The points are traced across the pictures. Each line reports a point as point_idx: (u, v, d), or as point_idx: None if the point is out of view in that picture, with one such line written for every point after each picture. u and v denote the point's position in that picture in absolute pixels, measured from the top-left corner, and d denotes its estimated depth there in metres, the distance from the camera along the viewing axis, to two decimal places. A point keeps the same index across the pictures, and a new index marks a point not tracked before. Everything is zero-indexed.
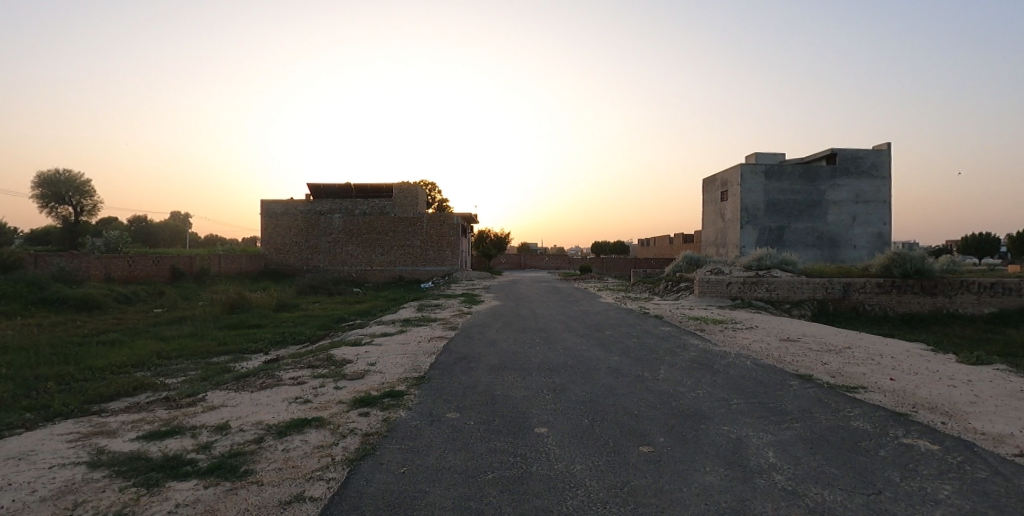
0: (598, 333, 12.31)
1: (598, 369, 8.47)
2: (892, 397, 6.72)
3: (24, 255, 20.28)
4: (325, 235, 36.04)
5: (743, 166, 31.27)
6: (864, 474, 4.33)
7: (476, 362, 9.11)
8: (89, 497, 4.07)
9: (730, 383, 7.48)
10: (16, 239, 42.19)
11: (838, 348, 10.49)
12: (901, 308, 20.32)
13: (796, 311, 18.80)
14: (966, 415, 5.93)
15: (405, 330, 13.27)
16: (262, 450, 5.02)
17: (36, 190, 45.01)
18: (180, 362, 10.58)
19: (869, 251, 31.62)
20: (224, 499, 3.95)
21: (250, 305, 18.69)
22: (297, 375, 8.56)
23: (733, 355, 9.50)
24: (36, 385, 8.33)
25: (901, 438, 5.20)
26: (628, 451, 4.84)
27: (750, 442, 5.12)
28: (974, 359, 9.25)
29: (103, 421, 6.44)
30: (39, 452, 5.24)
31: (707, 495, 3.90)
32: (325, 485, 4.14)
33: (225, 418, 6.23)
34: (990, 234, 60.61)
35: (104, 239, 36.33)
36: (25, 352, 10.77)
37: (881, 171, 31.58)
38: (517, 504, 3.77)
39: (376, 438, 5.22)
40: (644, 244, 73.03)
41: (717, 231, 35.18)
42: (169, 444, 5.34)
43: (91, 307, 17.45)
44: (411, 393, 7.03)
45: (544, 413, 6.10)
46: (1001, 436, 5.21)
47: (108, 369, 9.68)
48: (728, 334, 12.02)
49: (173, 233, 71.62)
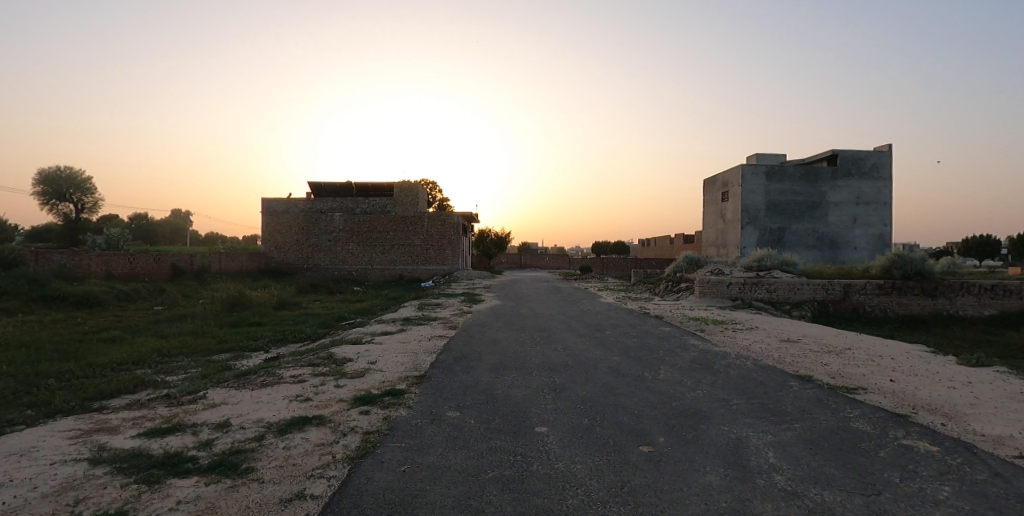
0: (597, 333, 12.32)
1: (597, 368, 8.49)
2: (892, 399, 6.72)
3: (24, 252, 20.30)
4: (325, 234, 36.04)
5: (744, 166, 31.29)
6: (864, 475, 4.34)
7: (476, 361, 9.12)
8: (90, 494, 4.07)
9: (730, 383, 7.49)
10: (17, 236, 42.21)
11: (838, 349, 10.51)
12: (901, 309, 20.31)
13: (796, 312, 18.80)
14: (966, 417, 5.94)
15: (405, 329, 13.27)
16: (263, 447, 5.04)
17: (36, 186, 45.00)
18: (180, 360, 10.60)
19: (869, 253, 31.61)
20: (225, 496, 3.96)
21: (250, 303, 18.74)
22: (298, 373, 8.57)
23: (733, 356, 9.49)
24: (37, 382, 8.34)
25: (901, 440, 5.20)
26: (628, 450, 4.85)
27: (750, 442, 5.13)
28: (974, 361, 9.24)
29: (104, 418, 6.46)
30: (39, 449, 5.24)
31: (708, 495, 3.91)
32: (326, 483, 4.15)
33: (226, 416, 6.25)
34: (992, 237, 60.38)
35: (105, 236, 36.39)
36: (26, 349, 10.78)
37: (882, 172, 31.58)
38: (518, 503, 3.78)
39: (377, 437, 5.23)
40: (644, 245, 72.94)
41: (718, 232, 35.22)
42: (170, 441, 5.35)
43: (92, 305, 17.48)
44: (411, 392, 7.03)
45: (544, 412, 6.11)
46: (1001, 438, 5.21)
47: (109, 366, 9.69)
48: (728, 335, 12.04)
49: (174, 231, 71.70)
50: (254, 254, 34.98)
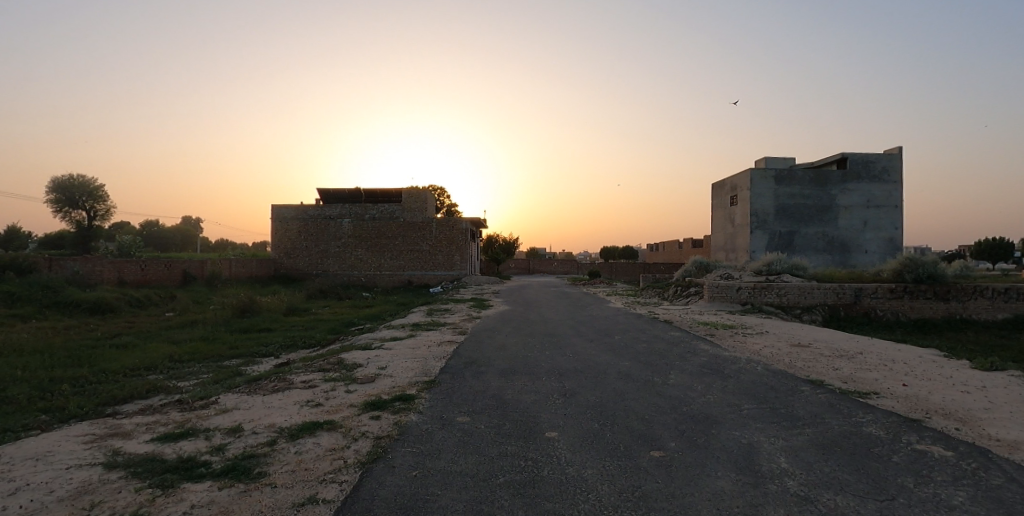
0: (608, 338, 12.29)
1: (608, 373, 8.47)
2: (905, 403, 6.65)
3: (39, 258, 20.62)
4: (334, 240, 36.28)
5: (753, 170, 31.11)
6: (877, 481, 4.29)
7: (486, 366, 9.11)
8: (106, 498, 4.13)
9: (741, 388, 7.45)
10: (31, 244, 42.76)
11: (850, 353, 10.38)
12: (913, 313, 20.11)
13: (806, 317, 18.66)
14: (979, 422, 5.86)
15: (414, 334, 13.34)
16: (275, 452, 5.08)
17: (48, 194, 45.69)
18: (192, 366, 10.70)
19: (880, 256, 31.34)
20: (238, 500, 4.00)
21: (260, 309, 18.87)
22: (309, 377, 8.66)
23: (743, 360, 9.44)
24: (51, 387, 8.49)
25: (914, 445, 5.15)
26: (639, 455, 4.86)
27: (762, 448, 5.08)
28: (988, 365, 9.11)
29: (118, 423, 6.54)
30: (56, 453, 5.33)
31: (720, 500, 3.90)
32: (338, 487, 4.18)
33: (238, 420, 6.31)
34: (1006, 240, 59.23)
35: (116, 244, 37.07)
36: (41, 355, 10.98)
37: (893, 176, 31.35)
38: (528, 506, 3.80)
39: (388, 442, 5.25)
40: (652, 249, 72.58)
41: (727, 236, 35.04)
42: (183, 445, 5.42)
43: (105, 310, 17.73)
44: (422, 397, 7.04)
45: (554, 417, 6.11)
46: (1016, 443, 5.14)
47: (121, 371, 9.81)
48: (738, 339, 11.99)
49: (184, 237, 72.45)
50: (264, 261, 35.25)
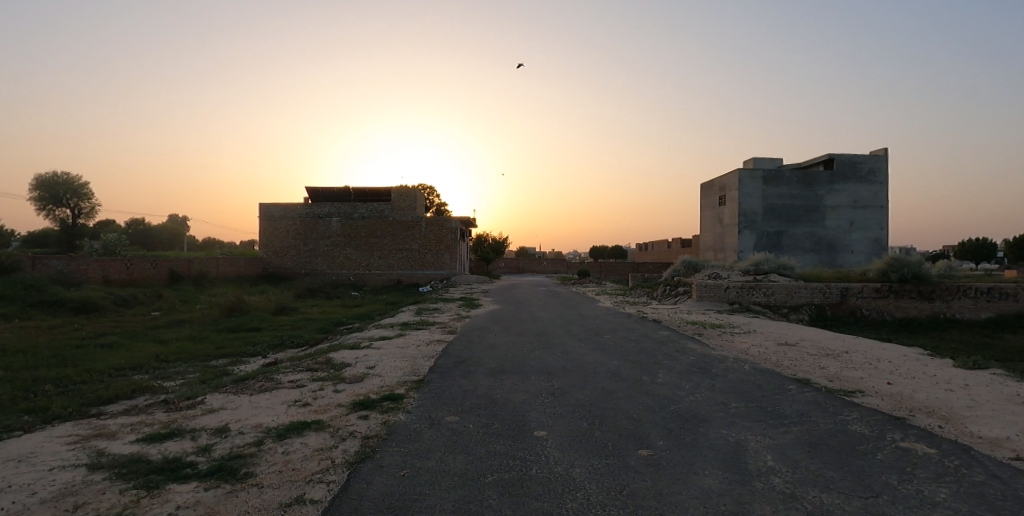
0: (598, 337, 12.33)
1: (598, 372, 8.51)
2: (890, 401, 6.74)
3: (22, 257, 20.28)
4: (323, 239, 36.05)
5: (741, 171, 31.33)
6: (862, 478, 4.35)
7: (475, 366, 9.09)
8: (90, 499, 4.08)
9: (729, 387, 7.52)
10: (14, 241, 42.08)
11: (835, 352, 10.52)
12: (898, 312, 20.40)
13: (793, 316, 18.83)
14: (962, 420, 5.96)
15: (404, 333, 13.30)
16: (262, 452, 5.05)
17: (33, 192, 44.92)
18: (178, 365, 10.58)
19: (866, 256, 31.73)
20: (225, 501, 3.97)
21: (248, 308, 18.73)
22: (296, 377, 8.58)
23: (731, 359, 9.53)
24: (35, 388, 8.36)
25: (899, 442, 5.23)
26: (628, 454, 4.88)
27: (749, 446, 5.12)
28: (971, 364, 9.25)
29: (102, 423, 6.45)
30: (39, 454, 5.25)
31: (706, 498, 3.93)
32: (325, 487, 4.17)
33: (225, 420, 6.26)
34: (988, 241, 60.11)
35: (102, 242, 36.55)
36: (24, 355, 10.83)
37: (879, 177, 31.77)
38: (517, 506, 3.81)
39: (376, 441, 5.24)
40: (642, 249, 72.72)
41: (715, 236, 35.26)
42: (169, 446, 5.36)
43: (89, 310, 17.46)
44: (411, 397, 7.02)
45: (543, 417, 6.11)
46: (998, 440, 5.24)
47: (106, 372, 9.68)
48: (726, 338, 12.09)
49: (172, 236, 71.65)
50: (252, 260, 34.95)
